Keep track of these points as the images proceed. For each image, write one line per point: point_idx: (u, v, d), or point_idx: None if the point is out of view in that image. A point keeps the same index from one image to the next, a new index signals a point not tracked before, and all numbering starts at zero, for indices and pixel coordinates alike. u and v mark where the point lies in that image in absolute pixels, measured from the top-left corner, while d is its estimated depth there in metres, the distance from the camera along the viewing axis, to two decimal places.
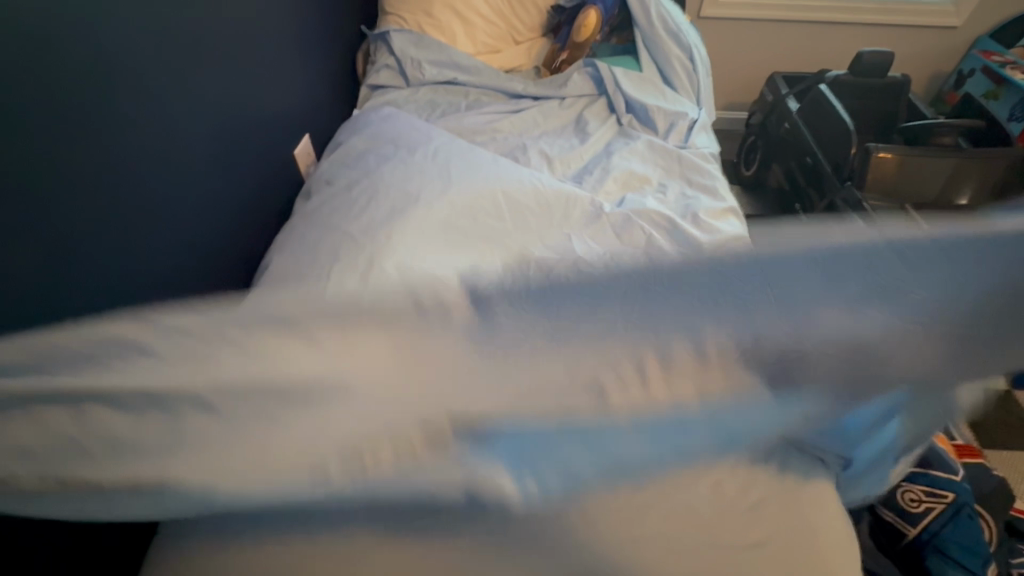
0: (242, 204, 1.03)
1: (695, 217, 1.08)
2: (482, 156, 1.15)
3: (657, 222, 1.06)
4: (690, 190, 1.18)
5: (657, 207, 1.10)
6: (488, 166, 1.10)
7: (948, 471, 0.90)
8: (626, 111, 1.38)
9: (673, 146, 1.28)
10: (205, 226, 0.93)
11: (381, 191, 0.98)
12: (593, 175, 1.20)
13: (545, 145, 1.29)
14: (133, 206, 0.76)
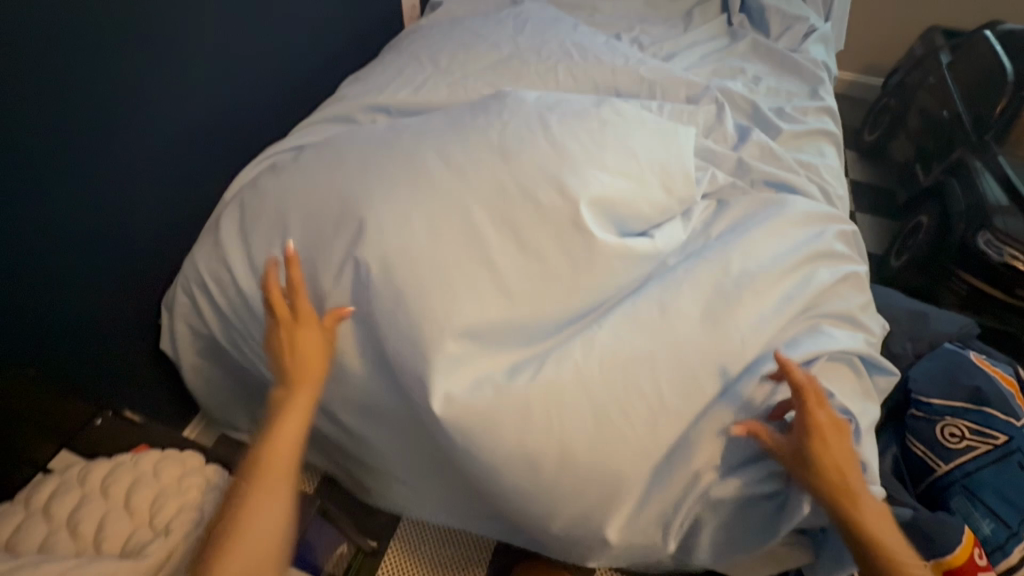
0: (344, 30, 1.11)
1: (782, 111, 1.00)
2: (569, 22, 1.12)
3: (740, 105, 0.99)
4: (789, 86, 1.08)
5: (744, 93, 1.03)
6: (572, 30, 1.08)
7: (1007, 414, 0.80)
8: (740, 11, 1.28)
9: (781, 48, 1.17)
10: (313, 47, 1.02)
11: (464, 36, 1.03)
12: (684, 61, 1.14)
13: (642, 30, 1.23)
14: (282, 53, 0.94)
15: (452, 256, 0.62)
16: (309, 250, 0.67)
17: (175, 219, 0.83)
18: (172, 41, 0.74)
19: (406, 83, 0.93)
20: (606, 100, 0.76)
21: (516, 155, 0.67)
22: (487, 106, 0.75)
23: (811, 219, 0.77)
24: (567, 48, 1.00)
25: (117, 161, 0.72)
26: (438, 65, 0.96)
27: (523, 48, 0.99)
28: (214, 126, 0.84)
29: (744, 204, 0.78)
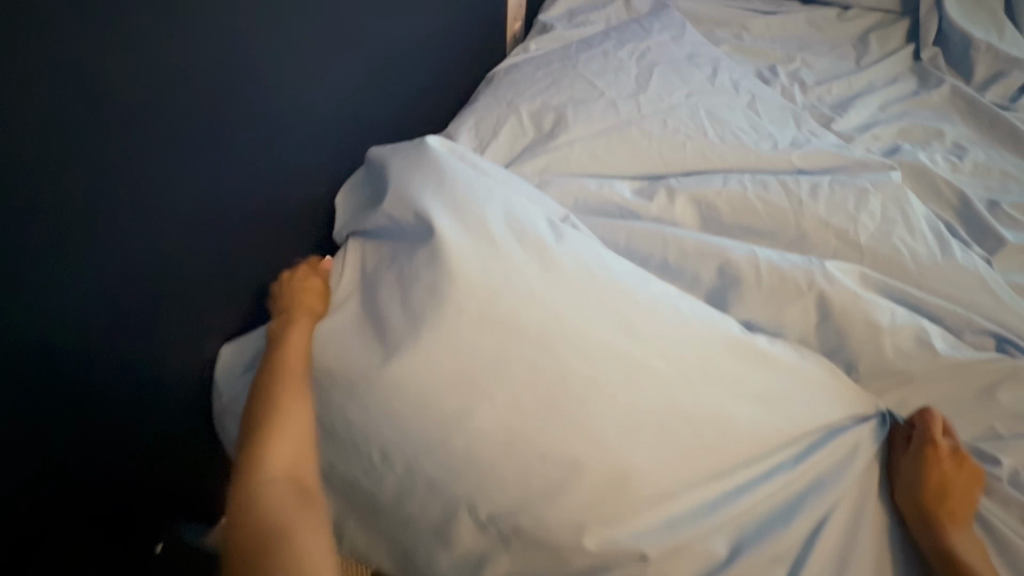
0: (446, 49, 0.94)
1: (996, 207, 0.78)
2: (718, 64, 0.91)
3: (942, 194, 0.77)
4: (1002, 162, 0.84)
5: (945, 174, 0.80)
6: (720, 78, 0.89)
7: None
8: (933, 42, 1.01)
9: (990, 103, 0.92)
10: (412, 77, 0.86)
11: (579, 85, 0.85)
12: (861, 114, 0.90)
13: (806, 62, 0.99)
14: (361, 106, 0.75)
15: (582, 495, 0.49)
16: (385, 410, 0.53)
17: (191, 345, 0.61)
18: (215, 164, 0.57)
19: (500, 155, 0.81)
20: (740, 265, 0.63)
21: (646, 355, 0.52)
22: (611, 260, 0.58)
23: None
24: (720, 114, 0.82)
25: (183, 309, 0.59)
26: (546, 129, 0.82)
27: (644, 110, 0.82)
28: (237, 216, 0.61)
29: (955, 373, 0.57)
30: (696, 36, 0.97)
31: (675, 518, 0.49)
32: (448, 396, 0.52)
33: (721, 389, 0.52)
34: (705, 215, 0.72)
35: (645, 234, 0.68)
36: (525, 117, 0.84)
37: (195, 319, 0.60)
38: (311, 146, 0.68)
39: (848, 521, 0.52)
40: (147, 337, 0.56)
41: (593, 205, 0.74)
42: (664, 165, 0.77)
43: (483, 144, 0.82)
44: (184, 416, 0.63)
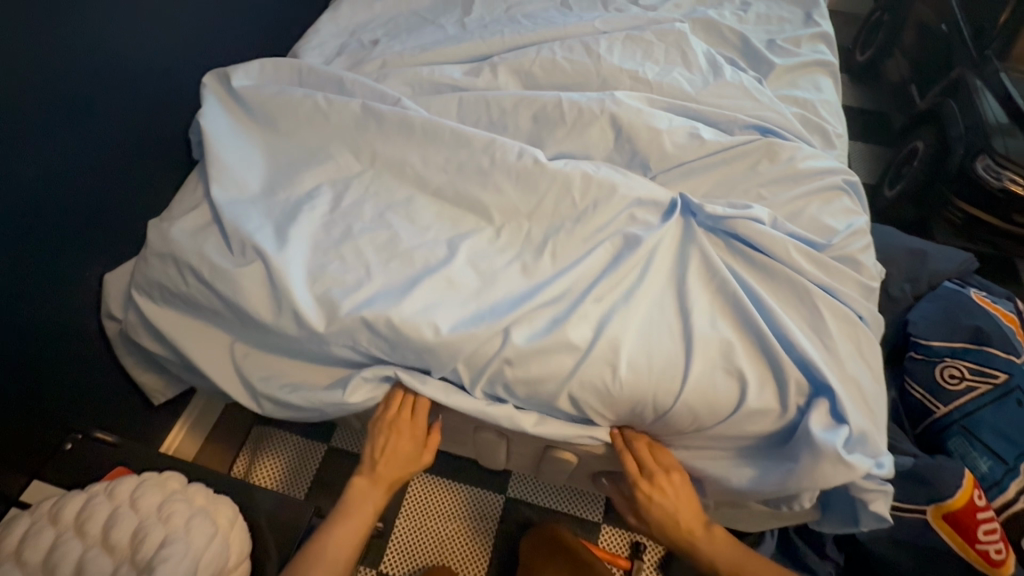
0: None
1: (773, 42, 0.91)
2: None
3: (726, 38, 0.90)
4: (780, 10, 0.99)
5: (731, 22, 0.93)
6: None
7: (1008, 353, 0.79)
8: None
9: None
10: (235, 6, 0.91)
11: (409, 18, 0.96)
12: None
13: None
14: (185, 35, 0.82)
15: (418, 296, 0.61)
16: (257, 268, 0.63)
17: (11, 251, 0.63)
18: (68, 86, 0.66)
19: (344, 63, 0.88)
20: (549, 112, 0.74)
21: (463, 206, 0.70)
22: (438, 133, 0.73)
23: (806, 161, 0.71)
24: (534, 14, 0.93)
25: (52, 216, 0.67)
26: (385, 39, 0.91)
27: (470, 27, 0.93)
28: (29, 126, 0.62)
29: (722, 160, 0.71)
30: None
31: (498, 303, 0.62)
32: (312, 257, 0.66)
33: (520, 212, 0.69)
34: (526, 81, 0.82)
35: (473, 101, 0.78)
36: (365, 38, 0.92)
37: (59, 226, 0.69)
38: (118, 74, 0.72)
39: (652, 276, 0.62)
40: (24, 240, 0.64)
41: (428, 89, 0.82)
42: (489, 52, 0.87)
43: (328, 58, 0.89)
44: (31, 319, 0.67)
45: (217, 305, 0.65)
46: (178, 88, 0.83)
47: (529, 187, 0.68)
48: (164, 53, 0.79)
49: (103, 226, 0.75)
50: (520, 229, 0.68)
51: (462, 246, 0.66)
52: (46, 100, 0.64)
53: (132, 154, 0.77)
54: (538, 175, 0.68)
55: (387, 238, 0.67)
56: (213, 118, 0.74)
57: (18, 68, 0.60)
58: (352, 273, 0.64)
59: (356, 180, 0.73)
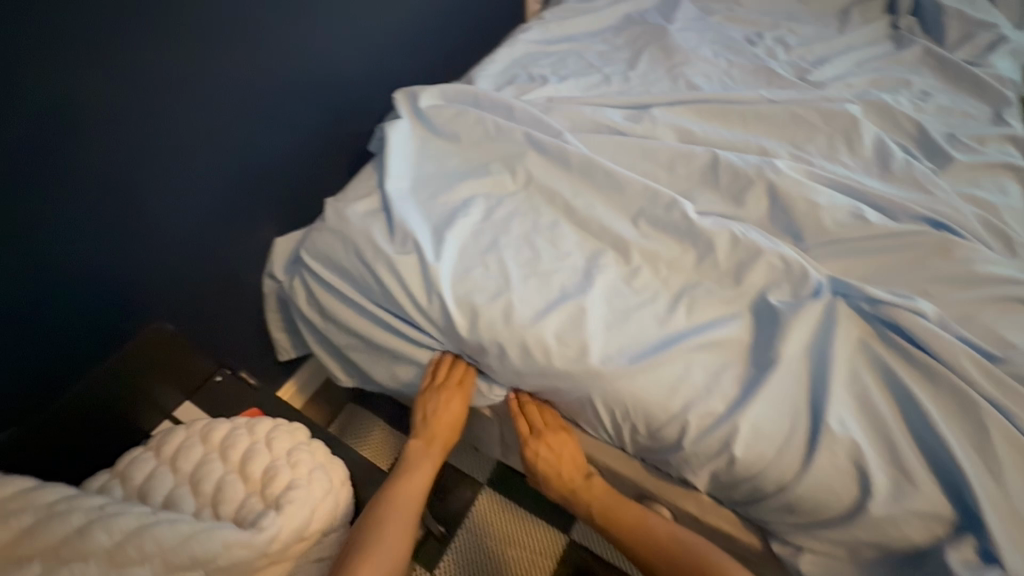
0: (460, 27, 1.12)
1: (955, 136, 0.86)
2: (699, 40, 1.06)
3: (901, 125, 0.87)
4: (963, 105, 0.94)
5: (908, 110, 0.89)
6: (703, 49, 1.04)
7: None
8: (910, 13, 1.12)
9: (959, 59, 1.01)
10: (427, 35, 1.03)
11: (577, 62, 1.03)
12: (836, 68, 1.01)
13: (789, 29, 1.11)
14: (383, 52, 0.94)
15: (550, 320, 0.64)
16: (412, 260, 0.69)
17: (209, 205, 0.75)
18: (283, 81, 0.78)
19: (513, 91, 0.95)
20: (696, 181, 0.78)
21: (605, 240, 0.72)
22: (592, 173, 0.77)
23: (986, 264, 0.65)
24: (696, 80, 0.97)
25: (247, 182, 0.79)
26: (553, 77, 0.98)
27: (632, 81, 0.98)
28: (249, 104, 0.74)
29: (887, 247, 0.67)
30: (687, 15, 1.13)
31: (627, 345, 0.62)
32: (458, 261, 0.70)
33: (660, 258, 0.69)
34: (684, 136, 0.84)
35: (630, 147, 0.81)
36: (534, 73, 0.99)
37: (252, 191, 0.80)
38: (324, 76, 0.84)
39: (798, 348, 0.59)
40: (222, 198, 0.76)
41: (587, 127, 0.86)
42: (651, 104, 0.91)
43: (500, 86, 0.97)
44: (210, 262, 0.78)
45: (372, 286, 0.72)
46: (369, 95, 0.94)
47: (669, 241, 0.70)
48: (365, 62, 0.91)
49: (284, 198, 0.86)
50: (657, 277, 0.69)
51: (599, 278, 0.68)
52: (265, 90, 0.76)
53: (322, 142, 0.89)
54: (686, 228, 0.69)
55: (529, 257, 0.71)
56: (399, 125, 0.84)
57: (252, 55, 0.72)
58: (494, 282, 0.68)
59: (510, 198, 0.78)
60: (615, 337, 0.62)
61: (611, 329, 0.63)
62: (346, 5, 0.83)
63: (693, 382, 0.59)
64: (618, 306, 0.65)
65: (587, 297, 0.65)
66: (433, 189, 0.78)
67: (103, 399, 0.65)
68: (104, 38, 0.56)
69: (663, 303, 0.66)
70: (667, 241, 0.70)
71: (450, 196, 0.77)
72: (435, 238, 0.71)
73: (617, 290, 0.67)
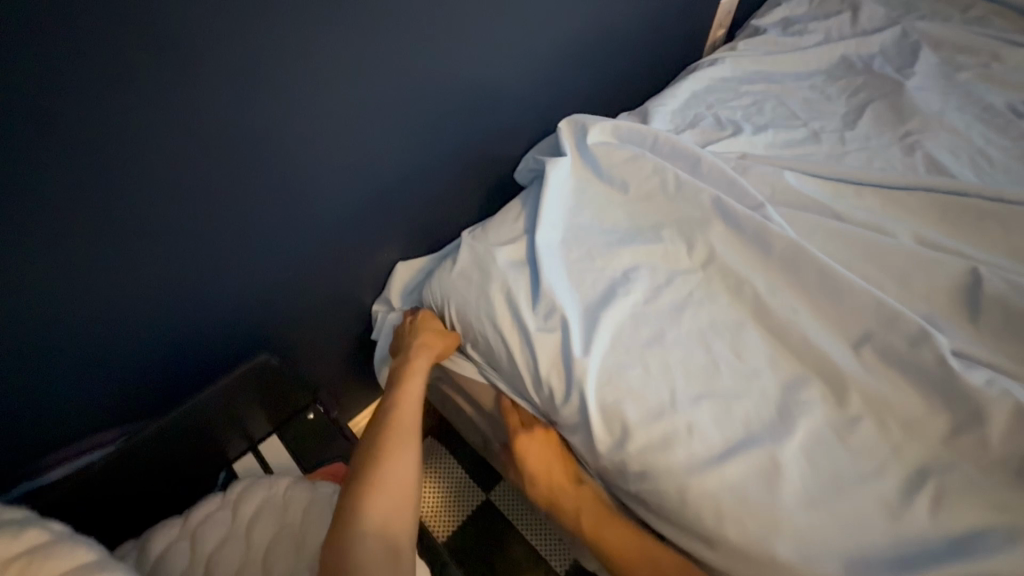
0: (637, 49, 0.97)
1: None
2: (945, 103, 0.83)
3: None
4: None
5: None
6: (951, 115, 0.81)
7: None
8: None
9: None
10: (600, 57, 0.89)
11: (777, 109, 0.84)
12: None
13: None
14: (552, 72, 0.82)
15: (727, 467, 0.48)
16: (554, 341, 0.57)
17: (336, 228, 0.67)
18: (442, 100, 0.68)
19: (695, 137, 0.78)
20: (952, 306, 0.57)
21: (808, 366, 0.54)
22: (801, 268, 0.59)
23: None
24: (943, 156, 0.75)
25: (377, 206, 0.70)
26: (746, 125, 0.80)
27: (849, 145, 0.78)
28: (391, 131, 0.65)
29: None
30: (929, 68, 0.89)
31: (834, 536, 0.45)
32: (612, 353, 0.56)
33: (891, 412, 0.50)
34: (927, 236, 0.64)
35: (851, 241, 0.63)
36: (723, 116, 0.82)
37: (382, 214, 0.72)
38: (486, 95, 0.73)
39: None
40: (350, 221, 0.68)
41: (791, 200, 0.68)
42: (876, 181, 0.70)
43: (680, 127, 0.81)
44: (315, 291, 0.71)
45: (500, 355, 0.61)
46: (525, 120, 0.83)
47: (906, 389, 0.51)
48: (533, 81, 0.79)
49: (413, 222, 0.77)
50: (881, 437, 0.50)
51: (801, 421, 0.50)
52: (422, 112, 0.66)
53: (467, 165, 0.79)
54: (939, 379, 0.50)
55: (703, 365, 0.55)
56: (560, 161, 0.71)
57: (406, 80, 0.62)
58: (655, 391, 0.53)
59: (684, 277, 0.62)
60: (819, 519, 0.45)
61: (812, 504, 0.46)
62: (527, 18, 0.72)
63: None
64: (823, 469, 0.48)
65: (782, 446, 0.49)
66: (589, 247, 0.64)
67: (182, 435, 0.59)
68: (264, 46, 0.48)
69: (891, 480, 0.47)
70: (903, 388, 0.51)
71: (610, 261, 0.63)
72: (587, 317, 0.58)
73: (823, 444, 0.50)
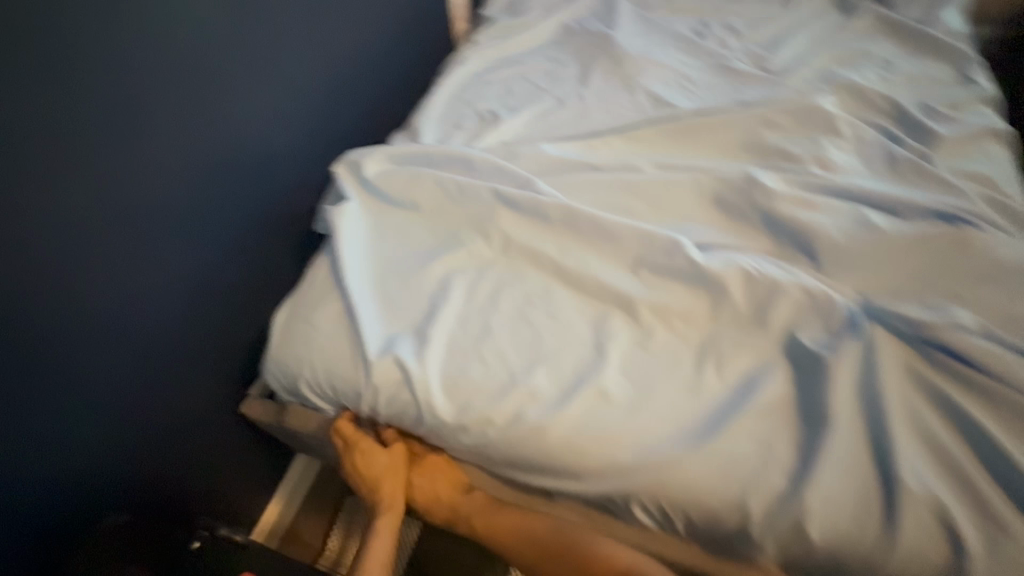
0: (392, 69, 1.01)
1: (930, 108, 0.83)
2: (647, 42, 1.00)
3: (878, 108, 0.83)
4: (926, 70, 0.91)
5: (878, 88, 0.85)
6: (655, 52, 0.97)
7: None
8: None
9: (906, 19, 0.98)
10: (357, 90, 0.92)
11: (524, 88, 0.94)
12: (792, 48, 0.96)
13: (735, 13, 1.05)
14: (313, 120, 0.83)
15: (567, 413, 0.56)
16: (394, 371, 0.60)
17: (145, 366, 0.64)
18: (201, 197, 0.67)
19: (464, 138, 0.86)
20: (687, 211, 0.71)
21: (605, 302, 0.65)
22: (575, 226, 0.69)
23: (1006, 249, 0.62)
24: (656, 88, 0.90)
25: (182, 321, 0.68)
26: (503, 111, 0.90)
27: (587, 101, 0.91)
28: (153, 240, 0.62)
29: (905, 249, 0.62)
30: (629, 16, 1.05)
31: (657, 423, 0.55)
32: (450, 359, 0.61)
33: (671, 312, 0.62)
34: (658, 160, 0.78)
35: (605, 186, 0.75)
36: (480, 111, 0.91)
37: (191, 321, 0.69)
38: (250, 174, 0.73)
39: (844, 391, 0.53)
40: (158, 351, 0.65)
41: (553, 167, 0.78)
42: (614, 127, 0.83)
43: (449, 133, 0.87)
44: (153, 430, 0.67)
45: (355, 403, 0.63)
46: (308, 172, 0.84)
47: (676, 289, 0.64)
48: (298, 134, 0.80)
49: (230, 312, 0.75)
50: (672, 334, 0.61)
51: (612, 349, 0.60)
52: (182, 217, 0.65)
53: (263, 237, 0.78)
54: (691, 272, 0.63)
55: (526, 336, 0.62)
56: (345, 205, 0.73)
57: (150, 177, 0.60)
58: (495, 377, 0.59)
59: (490, 267, 0.69)
60: (638, 421, 0.55)
61: (637, 409, 0.56)
62: (260, 85, 0.72)
63: (739, 453, 0.52)
64: (637, 378, 0.58)
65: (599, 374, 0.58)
66: (402, 274, 0.69)
67: None
68: None
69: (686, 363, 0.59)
70: (674, 290, 0.64)
71: (424, 281, 0.68)
72: (418, 336, 0.63)
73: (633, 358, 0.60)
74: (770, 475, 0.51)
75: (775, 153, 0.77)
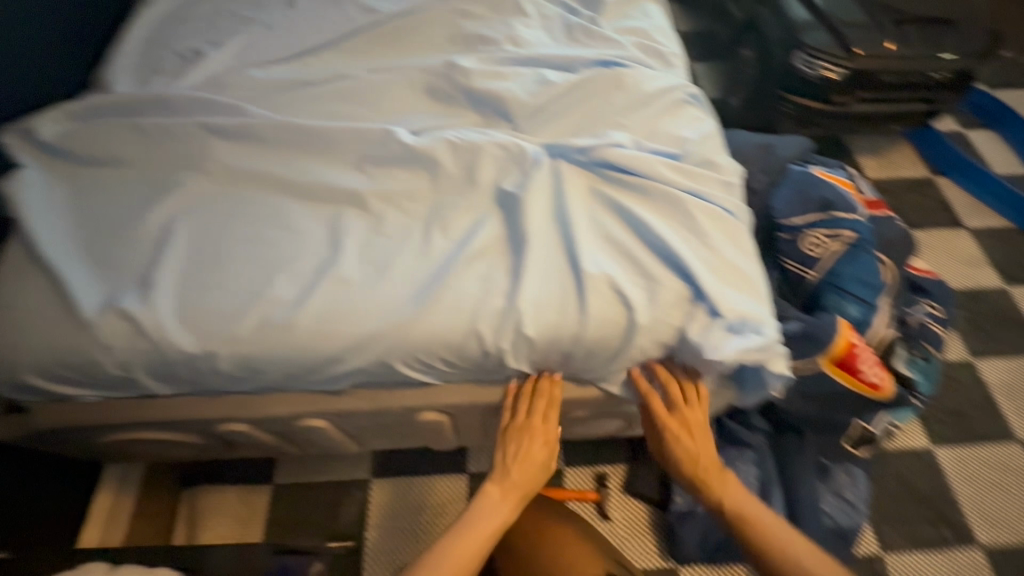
0: None
1: None
2: None
3: None
4: None
5: None
6: None
7: (850, 214, 0.89)
8: None
9: None
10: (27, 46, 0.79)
11: (227, 18, 0.88)
12: None
13: None
14: None
15: (310, 306, 0.59)
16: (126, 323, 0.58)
17: None
18: None
19: (166, 80, 0.79)
20: (402, 105, 0.75)
21: (335, 202, 0.67)
22: (292, 138, 0.69)
23: (648, 81, 0.76)
24: None
25: None
26: (206, 46, 0.83)
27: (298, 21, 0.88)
28: None
29: (574, 96, 0.74)
30: None
31: (392, 289, 0.61)
32: (184, 294, 0.60)
33: (396, 195, 0.67)
34: (371, 64, 0.80)
35: (320, 98, 0.75)
36: (180, 49, 0.83)
37: None
38: None
39: (534, 217, 0.63)
40: None
41: (267, 90, 0.77)
42: (325, 41, 0.83)
43: (149, 78, 0.79)
44: None
45: (98, 370, 0.59)
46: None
47: (398, 173, 0.68)
48: None
49: None
50: (401, 212, 0.67)
51: (346, 239, 0.64)
52: None
53: None
54: (406, 155, 0.68)
55: (260, 252, 0.63)
56: (24, 175, 0.65)
57: None
58: (234, 297, 0.60)
59: (214, 198, 0.67)
60: (376, 294, 0.60)
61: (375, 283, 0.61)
62: None
63: (465, 291, 0.60)
64: (372, 258, 0.63)
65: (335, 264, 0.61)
66: (116, 228, 0.64)
67: None
68: None
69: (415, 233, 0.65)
70: (396, 175, 0.68)
71: (141, 228, 0.64)
72: (145, 283, 0.60)
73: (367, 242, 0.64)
74: (492, 300, 0.60)
75: (475, 38, 0.83)
